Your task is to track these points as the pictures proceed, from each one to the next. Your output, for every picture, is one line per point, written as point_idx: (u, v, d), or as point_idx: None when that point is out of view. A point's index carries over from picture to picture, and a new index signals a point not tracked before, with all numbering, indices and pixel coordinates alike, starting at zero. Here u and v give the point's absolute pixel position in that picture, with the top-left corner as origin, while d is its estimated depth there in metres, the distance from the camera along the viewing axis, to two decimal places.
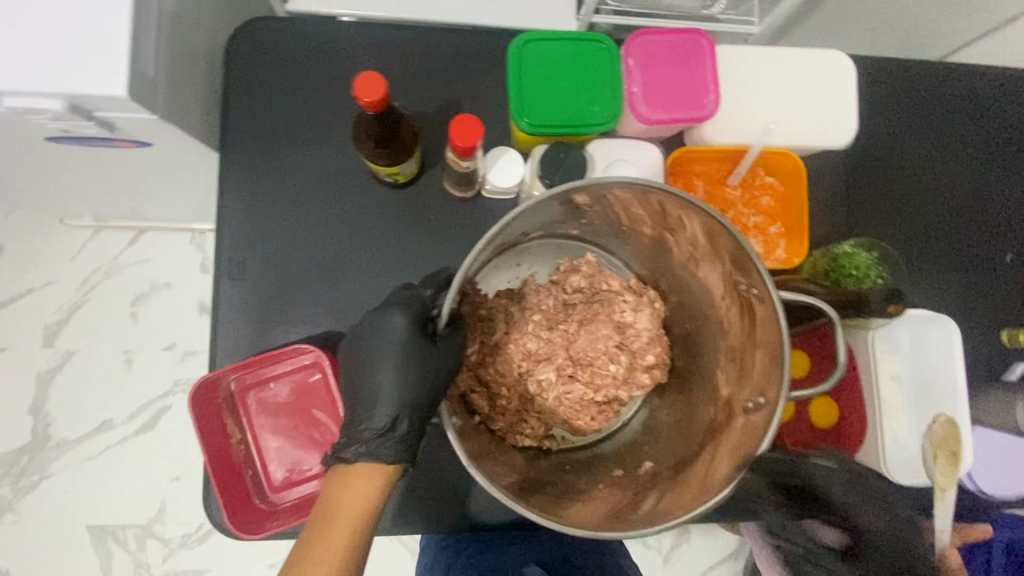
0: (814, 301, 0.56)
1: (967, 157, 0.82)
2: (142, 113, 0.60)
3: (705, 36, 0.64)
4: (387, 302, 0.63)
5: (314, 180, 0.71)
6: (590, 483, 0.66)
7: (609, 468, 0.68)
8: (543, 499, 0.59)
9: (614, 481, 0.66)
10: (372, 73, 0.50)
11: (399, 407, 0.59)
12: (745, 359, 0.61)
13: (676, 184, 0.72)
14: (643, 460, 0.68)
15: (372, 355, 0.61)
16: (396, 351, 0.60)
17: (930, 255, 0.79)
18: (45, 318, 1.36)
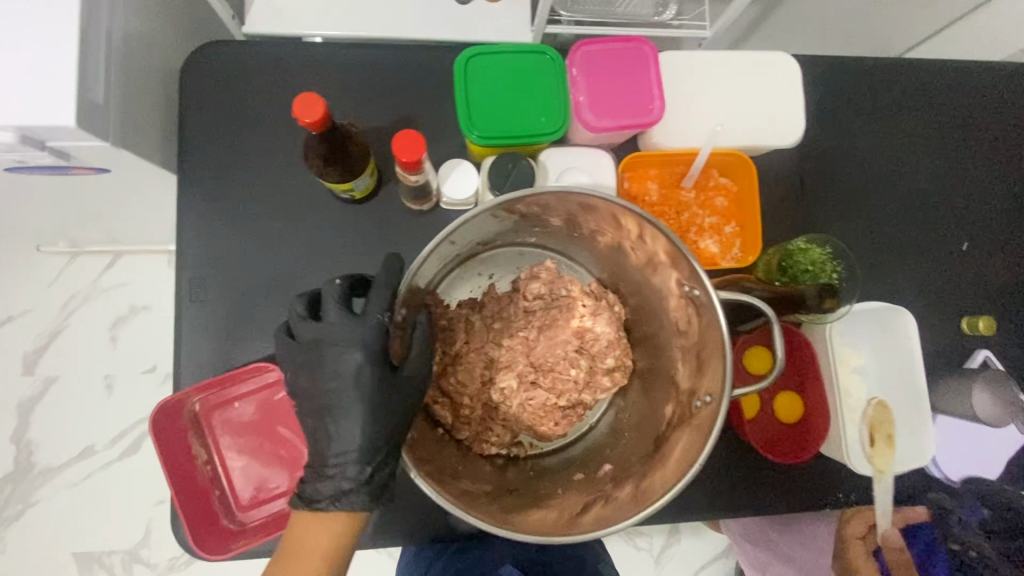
0: (753, 300, 0.57)
1: (918, 150, 0.84)
2: (94, 142, 0.61)
3: (647, 43, 0.65)
4: (336, 342, 0.58)
5: (273, 199, 0.72)
6: (552, 487, 0.66)
7: (572, 471, 0.69)
8: (503, 506, 0.60)
9: (578, 484, 0.67)
10: (312, 94, 0.51)
11: (364, 453, 0.57)
12: (698, 359, 0.62)
13: (631, 188, 0.73)
14: (605, 462, 0.69)
15: (331, 397, 0.58)
16: (360, 390, 0.58)
17: (886, 247, 0.81)
18: (23, 346, 1.35)
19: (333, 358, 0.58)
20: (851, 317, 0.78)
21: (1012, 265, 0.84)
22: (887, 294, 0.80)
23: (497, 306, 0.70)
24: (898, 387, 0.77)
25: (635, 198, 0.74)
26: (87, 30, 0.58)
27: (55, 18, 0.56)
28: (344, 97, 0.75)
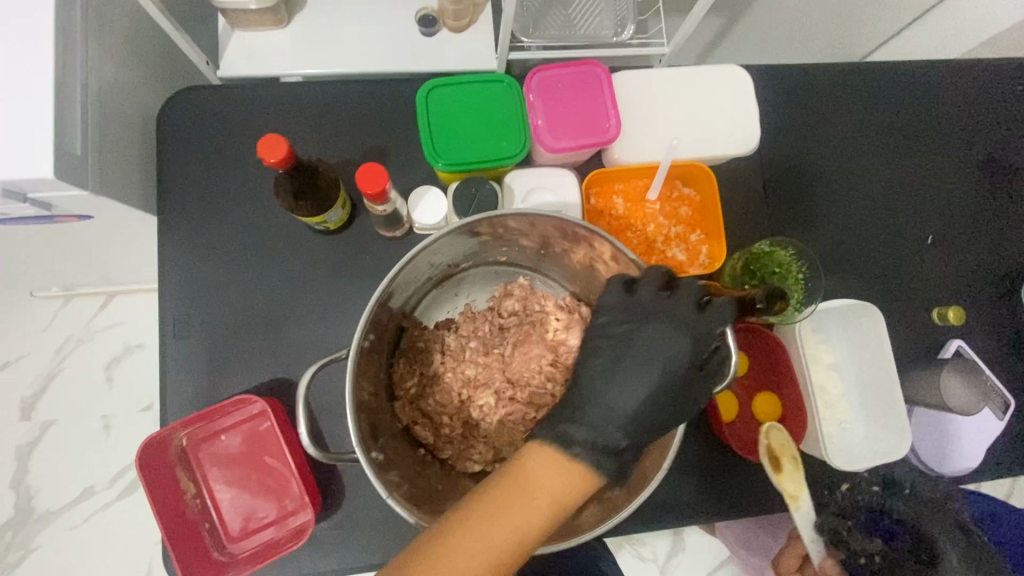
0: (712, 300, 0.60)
1: (877, 150, 0.86)
2: (74, 191, 0.64)
3: (600, 66, 0.68)
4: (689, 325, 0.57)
5: (251, 234, 0.74)
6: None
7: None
8: None
9: None
10: (274, 135, 0.53)
11: (631, 426, 0.54)
12: None
13: (597, 204, 0.76)
14: None
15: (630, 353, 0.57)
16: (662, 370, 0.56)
17: (852, 244, 0.83)
18: (21, 391, 1.37)
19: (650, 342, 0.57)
20: (819, 315, 0.79)
21: (978, 254, 0.85)
22: (856, 290, 0.82)
23: (474, 325, 0.72)
24: (872, 380, 0.78)
25: (602, 213, 0.76)
26: (62, 86, 0.61)
27: (30, 77, 0.59)
28: (316, 133, 0.78)
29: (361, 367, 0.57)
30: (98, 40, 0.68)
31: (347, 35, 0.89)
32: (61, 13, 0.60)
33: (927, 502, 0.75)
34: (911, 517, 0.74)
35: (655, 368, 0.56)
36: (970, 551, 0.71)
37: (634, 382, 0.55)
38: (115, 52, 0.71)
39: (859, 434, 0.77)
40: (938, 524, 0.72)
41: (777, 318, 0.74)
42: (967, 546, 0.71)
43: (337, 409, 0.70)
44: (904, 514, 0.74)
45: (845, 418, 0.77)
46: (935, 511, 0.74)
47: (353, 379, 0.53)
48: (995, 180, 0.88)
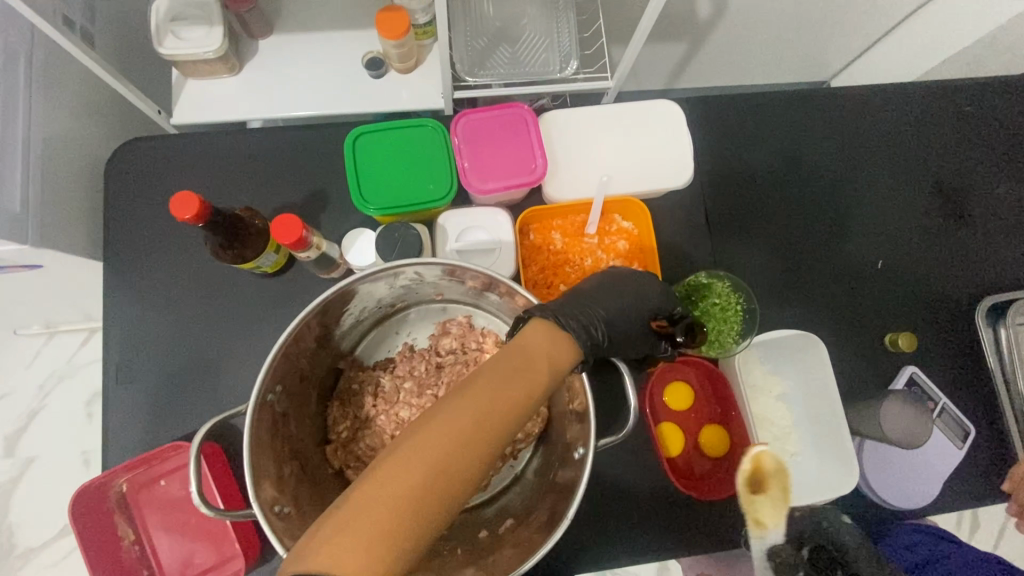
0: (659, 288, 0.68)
1: (823, 177, 0.86)
2: (13, 245, 0.66)
3: (525, 107, 0.69)
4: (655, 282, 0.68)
5: (193, 278, 0.75)
6: (453, 546, 0.66)
7: (478, 529, 0.69)
8: None
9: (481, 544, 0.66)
10: (187, 192, 0.55)
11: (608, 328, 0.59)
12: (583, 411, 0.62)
13: (535, 240, 0.76)
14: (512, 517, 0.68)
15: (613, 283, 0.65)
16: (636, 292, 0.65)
17: (800, 272, 0.83)
18: (4, 429, 1.39)
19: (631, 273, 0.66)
20: (764, 345, 0.79)
21: (931, 278, 0.84)
22: (802, 318, 0.82)
23: (410, 365, 0.73)
24: (820, 410, 0.77)
25: (541, 248, 0.76)
26: None
27: None
28: (260, 177, 0.79)
29: (273, 418, 0.58)
30: (41, 98, 0.71)
31: (297, 80, 0.92)
32: None
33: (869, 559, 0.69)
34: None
35: (631, 305, 0.63)
36: None
37: (608, 304, 0.61)
38: (60, 109, 0.74)
39: (808, 466, 0.76)
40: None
41: (717, 351, 0.73)
42: None
43: None
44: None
45: (794, 450, 0.76)
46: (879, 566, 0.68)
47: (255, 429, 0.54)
48: (946, 201, 0.88)
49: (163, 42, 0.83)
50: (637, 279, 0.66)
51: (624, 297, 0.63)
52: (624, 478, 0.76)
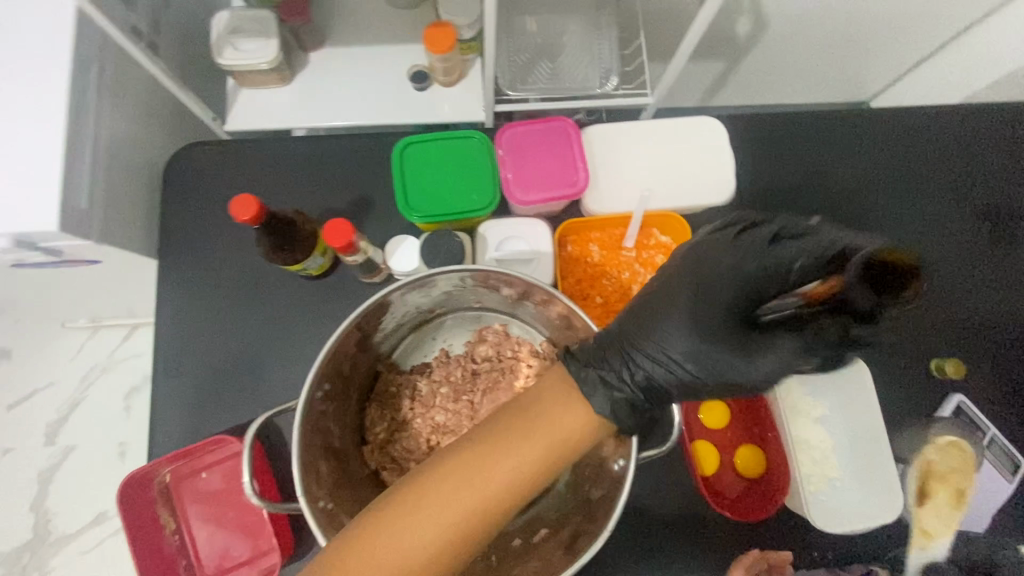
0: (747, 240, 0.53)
1: (865, 198, 0.85)
2: (78, 240, 0.70)
3: (569, 120, 0.71)
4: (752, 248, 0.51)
5: (240, 278, 0.78)
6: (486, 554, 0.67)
7: (511, 538, 0.69)
8: None
9: (514, 552, 0.66)
10: (245, 194, 0.58)
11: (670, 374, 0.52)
12: None
13: (574, 252, 0.77)
14: (545, 526, 0.68)
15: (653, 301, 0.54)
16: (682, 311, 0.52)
17: None
18: (46, 418, 1.44)
19: (687, 277, 0.53)
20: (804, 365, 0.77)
21: (979, 303, 0.82)
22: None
23: (447, 370, 0.74)
24: (862, 433, 0.76)
25: (578, 260, 0.76)
26: (72, 149, 0.68)
27: (42, 142, 0.66)
28: (306, 184, 0.82)
29: (313, 418, 0.59)
30: (109, 104, 0.75)
31: (344, 91, 0.95)
32: (72, 85, 0.68)
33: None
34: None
35: (674, 335, 0.51)
36: None
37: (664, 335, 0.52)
38: (126, 114, 0.79)
39: (850, 492, 0.74)
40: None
41: None
42: None
43: None
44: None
45: (835, 475, 0.74)
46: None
47: (303, 426, 0.56)
48: (995, 225, 0.85)
49: (222, 53, 0.87)
50: (715, 279, 0.51)
51: (675, 316, 0.52)
52: (654, 493, 0.75)
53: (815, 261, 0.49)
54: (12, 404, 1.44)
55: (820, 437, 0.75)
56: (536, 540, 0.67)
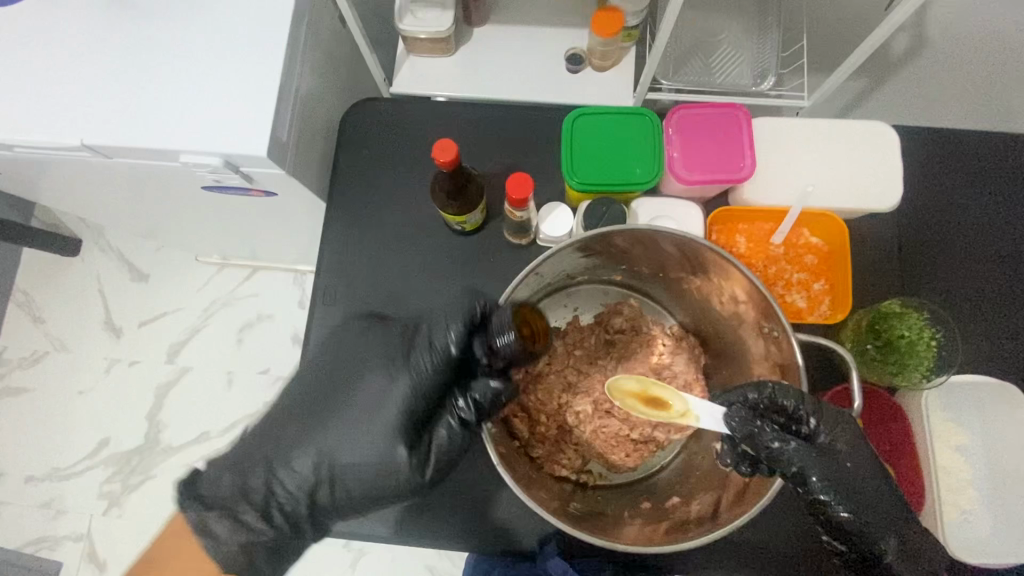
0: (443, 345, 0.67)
1: (1020, 232, 0.82)
2: (273, 170, 0.78)
3: (743, 109, 0.74)
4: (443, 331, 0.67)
5: (401, 228, 0.87)
6: (618, 511, 0.71)
7: (639, 499, 0.74)
8: (586, 527, 0.65)
9: (642, 512, 0.71)
10: (447, 141, 0.65)
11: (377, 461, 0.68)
12: None
13: (720, 240, 0.77)
14: (673, 495, 0.73)
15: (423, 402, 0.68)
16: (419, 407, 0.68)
17: (984, 320, 0.79)
18: (170, 338, 1.48)
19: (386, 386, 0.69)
20: (951, 389, 0.74)
21: None
22: (980, 369, 0.78)
23: (581, 335, 0.78)
24: (1000, 469, 0.72)
25: (723, 250, 0.76)
26: (284, 87, 0.76)
27: (263, 80, 0.74)
28: (462, 148, 0.91)
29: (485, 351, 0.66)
30: (309, 55, 0.83)
31: (503, 64, 0.98)
32: (290, 34, 0.76)
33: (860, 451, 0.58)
34: (831, 484, 0.55)
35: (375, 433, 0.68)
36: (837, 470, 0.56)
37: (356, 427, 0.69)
38: (320, 67, 0.88)
39: (982, 528, 0.71)
40: (873, 487, 0.57)
41: (899, 381, 0.70)
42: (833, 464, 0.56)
43: None
44: (821, 471, 0.55)
45: (968, 508, 0.71)
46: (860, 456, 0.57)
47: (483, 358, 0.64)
48: None
49: (403, 20, 0.93)
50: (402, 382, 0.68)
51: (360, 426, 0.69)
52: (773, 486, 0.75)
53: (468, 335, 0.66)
54: (146, 319, 1.49)
55: (960, 463, 0.72)
56: (662, 505, 0.72)
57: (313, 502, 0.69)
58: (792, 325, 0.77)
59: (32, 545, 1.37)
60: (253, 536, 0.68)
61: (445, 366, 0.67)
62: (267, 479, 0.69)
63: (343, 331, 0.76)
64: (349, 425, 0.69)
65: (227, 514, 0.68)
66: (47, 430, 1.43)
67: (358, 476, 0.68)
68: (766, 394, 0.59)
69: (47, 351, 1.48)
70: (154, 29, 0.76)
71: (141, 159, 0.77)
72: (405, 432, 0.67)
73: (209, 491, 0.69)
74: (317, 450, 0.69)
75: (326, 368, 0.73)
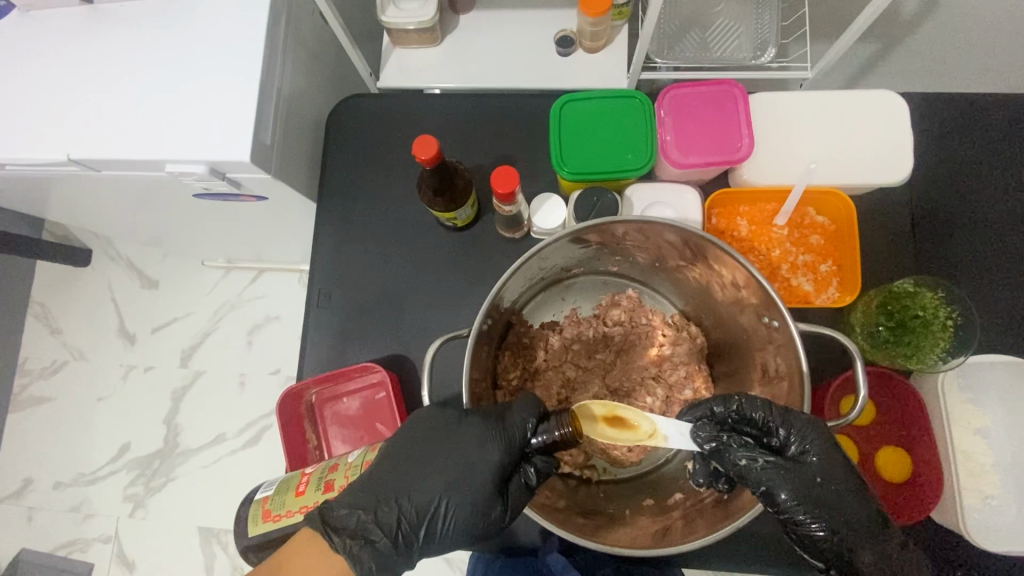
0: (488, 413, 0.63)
1: None
2: (260, 174, 0.77)
3: (737, 85, 0.70)
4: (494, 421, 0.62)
5: (392, 226, 0.85)
6: (620, 509, 0.70)
7: (642, 496, 0.72)
8: (589, 524, 0.63)
9: (644, 508, 0.70)
10: (427, 136, 0.64)
11: (451, 517, 0.60)
12: (778, 391, 0.63)
13: (720, 223, 0.74)
14: (677, 490, 0.71)
15: (487, 470, 0.61)
16: (486, 477, 0.61)
17: (1003, 293, 0.75)
18: (182, 343, 1.50)
19: (457, 453, 0.61)
20: (967, 369, 0.71)
21: None
22: (1001, 347, 0.74)
23: (578, 330, 0.76)
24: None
25: (724, 233, 0.74)
26: (265, 89, 0.75)
27: (243, 84, 0.73)
28: (452, 141, 0.89)
29: (475, 351, 0.64)
30: (290, 55, 0.81)
31: (491, 51, 0.95)
32: (268, 35, 0.74)
33: (840, 463, 0.55)
34: (801, 501, 0.54)
35: (440, 486, 0.60)
36: (808, 484, 0.54)
37: (439, 487, 0.60)
38: (303, 64, 0.86)
39: (1007, 512, 0.67)
40: (850, 501, 0.54)
41: (913, 365, 0.67)
42: (805, 479, 0.54)
43: (441, 383, 0.78)
44: (790, 486, 0.54)
45: (991, 493, 0.68)
46: (836, 469, 0.55)
47: (471, 357, 0.62)
48: None
49: (386, 11, 0.89)
50: (473, 455, 0.61)
51: (431, 481, 0.60)
52: None
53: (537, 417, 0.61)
54: (157, 326, 1.51)
55: (980, 444, 0.69)
56: (665, 502, 0.70)
57: (430, 538, 0.60)
58: (798, 309, 0.73)
59: (63, 549, 1.41)
60: (381, 562, 0.57)
61: (515, 453, 0.61)
62: (393, 508, 0.58)
63: (428, 412, 0.63)
64: (417, 477, 0.60)
65: (365, 540, 0.56)
66: (70, 437, 1.46)
67: (464, 526, 0.60)
68: (732, 407, 0.59)
69: (66, 360, 1.50)
70: (135, 38, 0.75)
71: (129, 170, 0.77)
72: (489, 490, 0.60)
73: (339, 524, 0.57)
74: (423, 502, 0.60)
75: (419, 432, 0.62)
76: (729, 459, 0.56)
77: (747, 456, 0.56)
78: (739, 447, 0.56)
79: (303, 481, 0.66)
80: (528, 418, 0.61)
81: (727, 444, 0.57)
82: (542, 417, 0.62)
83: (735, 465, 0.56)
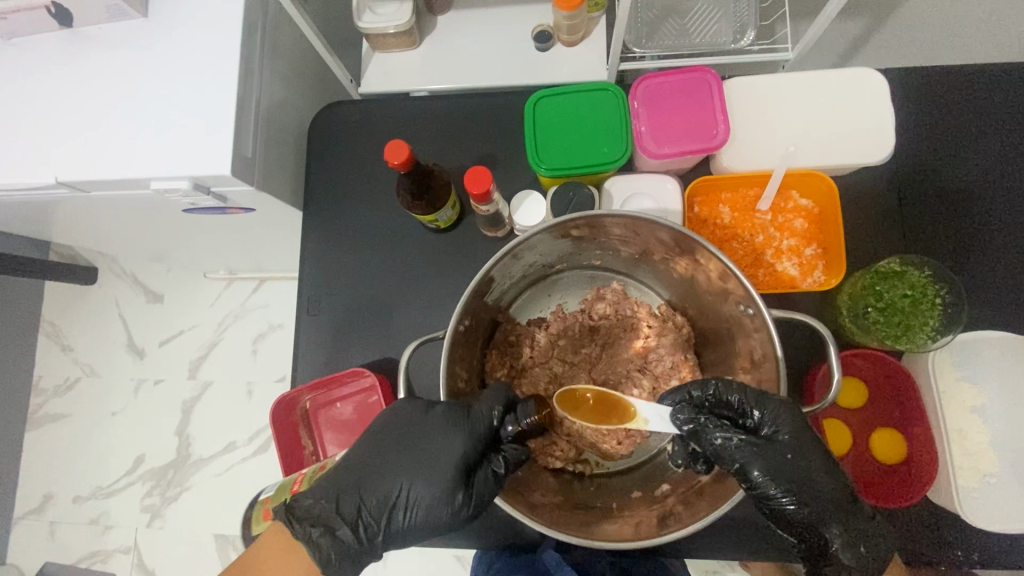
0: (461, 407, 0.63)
1: None
2: (243, 186, 0.78)
3: (711, 72, 0.70)
4: (458, 410, 0.63)
5: (378, 231, 0.86)
6: (608, 502, 0.70)
7: (630, 489, 0.72)
8: (576, 519, 0.63)
9: (632, 501, 0.70)
10: (397, 141, 0.64)
11: (417, 509, 0.60)
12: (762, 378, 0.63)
13: (702, 211, 0.74)
14: (664, 482, 0.71)
15: (456, 462, 0.61)
16: (451, 467, 0.61)
17: (995, 269, 0.74)
18: (189, 355, 1.52)
19: (433, 449, 0.61)
20: (960, 347, 0.70)
21: None
22: (997, 324, 0.73)
23: (564, 326, 0.76)
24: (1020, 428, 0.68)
25: (706, 221, 0.73)
26: (242, 103, 0.75)
27: (220, 99, 0.74)
28: (435, 142, 0.89)
29: (457, 352, 0.64)
30: (269, 66, 0.82)
31: (470, 50, 0.94)
32: (243, 49, 0.75)
33: (812, 440, 0.56)
34: (774, 478, 0.54)
35: (410, 478, 0.61)
36: (782, 462, 0.55)
37: (404, 478, 0.61)
38: (283, 75, 0.86)
39: (1007, 490, 0.66)
40: (820, 476, 0.55)
41: (903, 345, 0.65)
42: (778, 456, 0.55)
43: (431, 384, 0.79)
44: (764, 464, 0.54)
45: (990, 471, 0.67)
46: (807, 447, 0.55)
47: (450, 359, 0.61)
48: None
49: (362, 17, 0.89)
50: (438, 448, 0.61)
51: (405, 473, 0.61)
52: None
53: (502, 405, 0.62)
54: (164, 339, 1.54)
55: (976, 423, 0.68)
56: (652, 493, 0.70)
57: (391, 530, 0.61)
58: (784, 295, 0.73)
59: (85, 561, 1.44)
60: (342, 551, 0.59)
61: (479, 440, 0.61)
62: (355, 498, 0.60)
63: (396, 407, 0.64)
64: (388, 470, 0.62)
65: (327, 529, 0.58)
66: (86, 452, 1.50)
67: (426, 517, 0.60)
68: (710, 391, 0.59)
69: (78, 377, 1.54)
70: (117, 58, 0.76)
71: (117, 188, 0.78)
72: (455, 478, 0.61)
73: (303, 513, 0.59)
74: (386, 493, 0.61)
75: (390, 428, 0.63)
76: (707, 439, 0.57)
77: (722, 436, 0.56)
78: (715, 428, 0.57)
79: (298, 481, 0.68)
80: (493, 406, 0.62)
81: (702, 425, 0.57)
82: (507, 407, 0.63)
83: (712, 445, 0.56)
